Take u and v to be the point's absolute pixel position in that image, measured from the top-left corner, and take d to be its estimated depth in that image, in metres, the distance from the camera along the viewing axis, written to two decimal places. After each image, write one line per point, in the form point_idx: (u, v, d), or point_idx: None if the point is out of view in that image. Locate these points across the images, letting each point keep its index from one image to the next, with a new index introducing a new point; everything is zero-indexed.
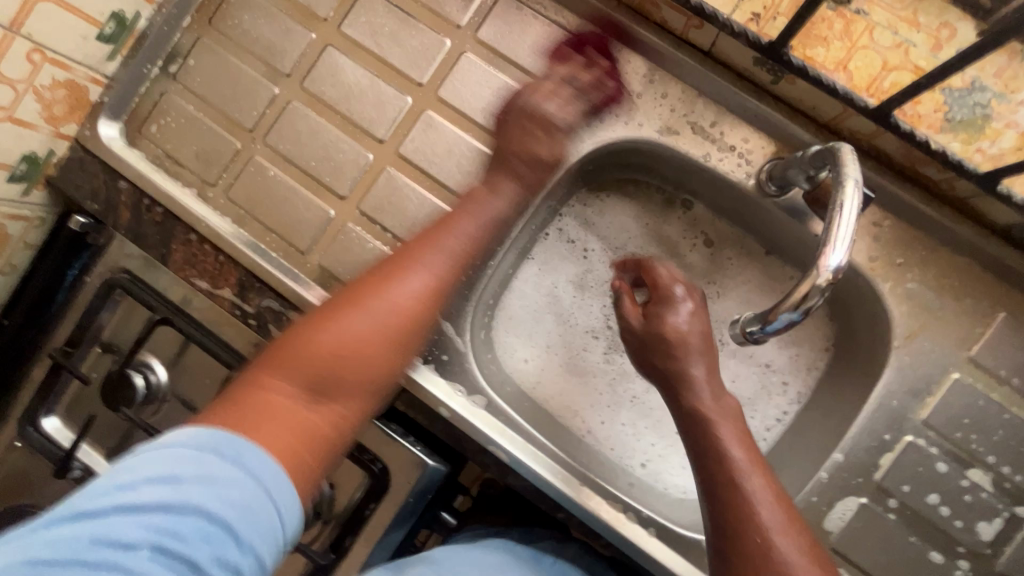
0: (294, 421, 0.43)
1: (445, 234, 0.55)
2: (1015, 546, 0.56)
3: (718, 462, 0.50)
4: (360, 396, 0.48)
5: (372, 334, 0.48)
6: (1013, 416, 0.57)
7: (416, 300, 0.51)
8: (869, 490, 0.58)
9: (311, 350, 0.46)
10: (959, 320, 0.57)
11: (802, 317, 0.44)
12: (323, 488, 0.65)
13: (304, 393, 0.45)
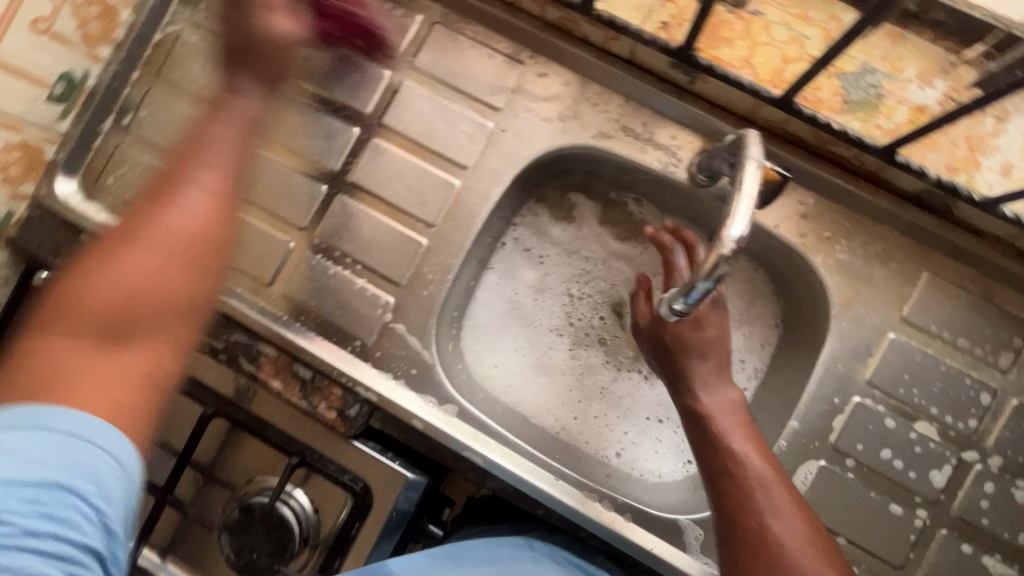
0: (86, 369, 0.38)
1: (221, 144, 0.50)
2: (965, 490, 0.60)
3: (743, 499, 0.52)
4: (170, 320, 0.43)
5: (161, 264, 0.43)
6: (947, 368, 0.61)
7: (198, 222, 0.46)
8: (827, 453, 0.61)
9: (87, 294, 0.41)
10: (890, 284, 0.61)
11: (716, 285, 0.47)
12: (309, 513, 0.66)
13: (99, 340, 0.40)
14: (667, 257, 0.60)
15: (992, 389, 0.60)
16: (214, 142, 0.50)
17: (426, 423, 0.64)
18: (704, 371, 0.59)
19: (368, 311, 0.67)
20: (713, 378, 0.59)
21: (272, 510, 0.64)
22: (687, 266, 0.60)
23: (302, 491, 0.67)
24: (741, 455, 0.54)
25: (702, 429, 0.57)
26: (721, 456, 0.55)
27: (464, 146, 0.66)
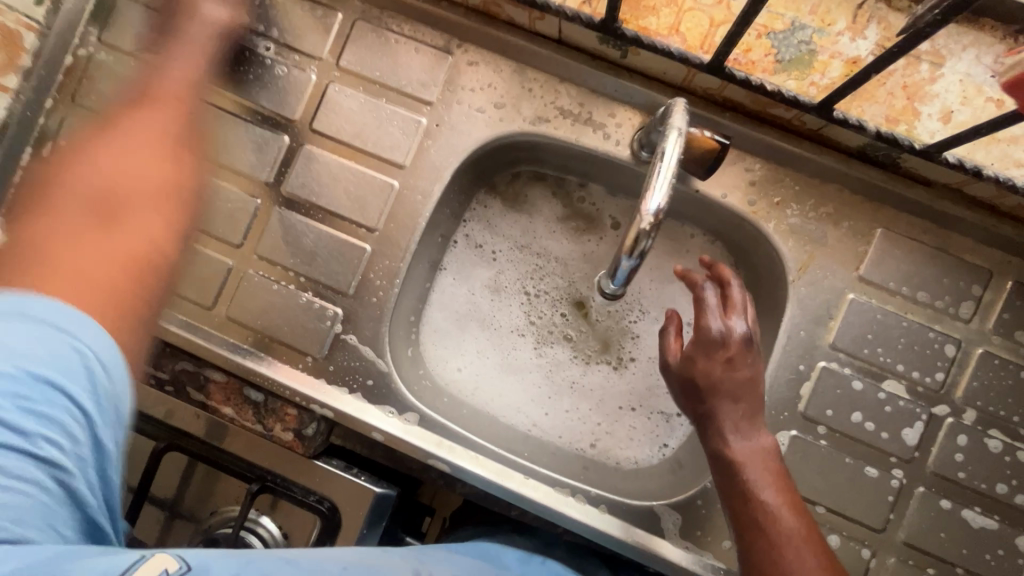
0: (58, 235, 0.47)
1: (125, 125, 0.58)
2: (938, 446, 0.59)
3: (774, 559, 0.50)
4: (153, 201, 0.54)
5: (85, 187, 0.52)
6: (910, 323, 0.59)
7: (157, 134, 0.58)
8: (798, 422, 0.60)
9: (81, 183, 0.53)
10: (845, 245, 0.60)
11: (640, 262, 0.50)
12: (279, 539, 0.62)
13: (93, 216, 0.50)
14: (698, 295, 0.56)
15: (956, 341, 0.59)
16: (167, 87, 0.61)
17: (385, 435, 0.61)
18: (732, 417, 0.56)
19: (316, 324, 0.64)
20: (745, 423, 0.56)
21: (239, 539, 0.60)
22: (721, 307, 0.56)
23: (271, 517, 0.62)
24: (772, 510, 0.52)
25: (732, 479, 0.54)
26: (754, 511, 0.52)
27: (400, 144, 0.64)
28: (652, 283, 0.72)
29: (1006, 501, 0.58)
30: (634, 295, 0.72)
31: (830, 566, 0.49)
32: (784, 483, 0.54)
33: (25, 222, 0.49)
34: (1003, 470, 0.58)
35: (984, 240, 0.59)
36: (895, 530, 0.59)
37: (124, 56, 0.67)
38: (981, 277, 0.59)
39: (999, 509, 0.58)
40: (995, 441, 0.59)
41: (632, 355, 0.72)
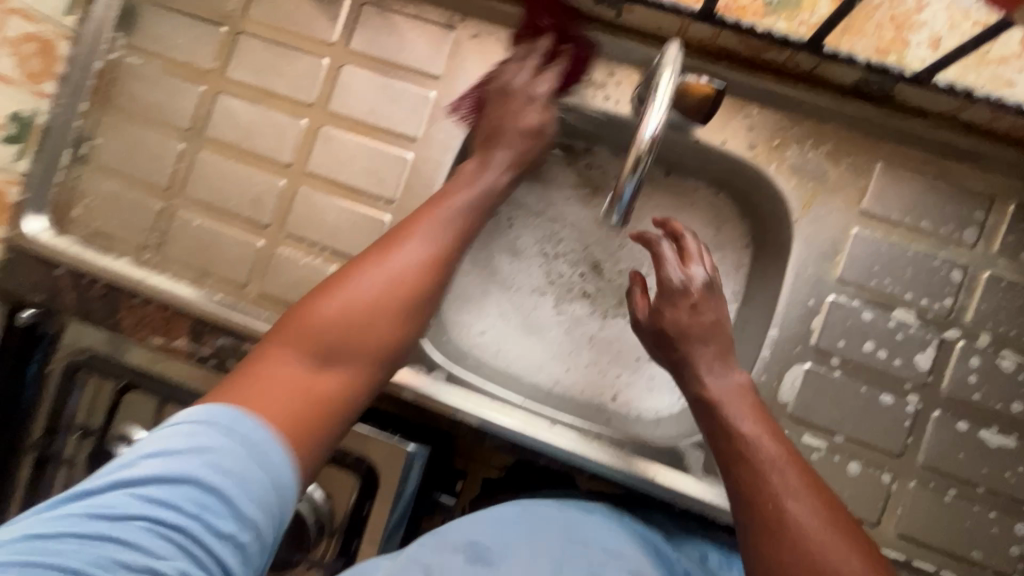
0: (286, 378, 0.51)
1: (440, 206, 0.60)
2: (951, 369, 0.60)
3: (759, 484, 0.51)
4: (356, 354, 0.54)
5: (352, 307, 0.55)
6: (915, 252, 0.61)
7: (410, 270, 0.57)
8: (811, 355, 0.62)
9: (311, 313, 0.54)
10: (846, 181, 0.62)
11: (641, 185, 0.51)
12: (321, 503, 0.67)
13: (315, 360, 0.53)
14: (657, 249, 0.61)
15: (961, 265, 0.61)
16: (451, 181, 0.62)
17: (416, 393, 0.65)
18: (706, 359, 0.60)
19: None
20: (719, 364, 0.59)
21: None
22: (678, 258, 0.62)
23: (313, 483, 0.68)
24: (751, 437, 0.54)
25: (713, 416, 0.57)
26: (737, 443, 0.54)
27: (411, 118, 0.67)
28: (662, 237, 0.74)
29: (1022, 418, 0.60)
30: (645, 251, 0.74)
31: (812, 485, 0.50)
32: (763, 416, 0.56)
33: (302, 299, 0.56)
34: (1018, 389, 0.60)
35: (984, 165, 0.60)
36: (913, 454, 0.60)
37: (150, 57, 0.72)
38: (982, 202, 0.60)
39: (1015, 426, 0.60)
40: (1008, 360, 0.60)
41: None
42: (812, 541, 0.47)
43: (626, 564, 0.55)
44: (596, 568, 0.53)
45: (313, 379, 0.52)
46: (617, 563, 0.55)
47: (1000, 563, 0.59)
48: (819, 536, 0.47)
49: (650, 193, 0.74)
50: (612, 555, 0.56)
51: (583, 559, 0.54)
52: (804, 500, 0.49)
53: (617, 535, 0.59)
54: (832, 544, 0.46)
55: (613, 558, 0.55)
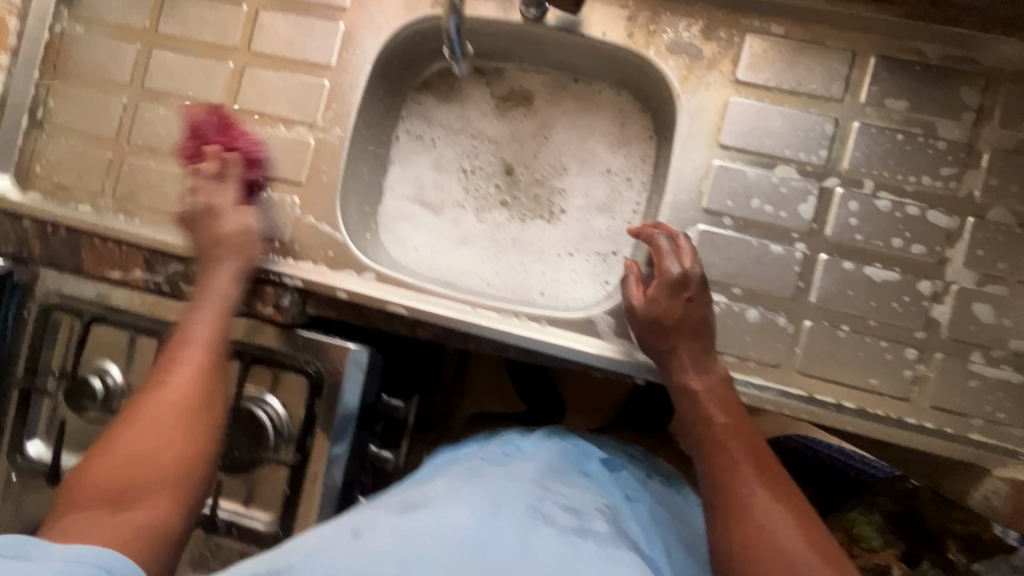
0: (88, 522, 0.50)
1: (180, 334, 0.64)
2: (832, 214, 0.65)
3: (731, 469, 0.58)
4: (162, 481, 0.55)
5: (119, 449, 0.55)
6: (789, 112, 0.66)
7: (182, 390, 0.60)
8: (703, 217, 0.67)
9: (102, 462, 0.55)
10: (719, 54, 0.67)
11: (459, 18, 0.62)
12: (281, 413, 0.73)
13: (108, 505, 0.52)
14: (654, 243, 0.64)
15: (832, 121, 0.66)
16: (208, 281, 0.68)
17: (349, 291, 0.71)
18: (692, 354, 0.64)
19: (276, 210, 0.73)
20: (703, 357, 0.64)
21: (248, 410, 0.72)
22: (674, 251, 0.64)
23: (278, 399, 0.73)
24: (727, 429, 0.60)
25: (695, 407, 0.63)
26: (712, 430, 0.61)
27: (326, 48, 0.74)
28: (573, 141, 0.79)
29: (905, 253, 0.64)
30: (556, 156, 0.80)
31: (774, 479, 0.57)
32: (734, 407, 0.62)
33: (91, 454, 0.56)
34: (897, 228, 0.64)
35: (842, 26, 0.65)
36: (806, 297, 0.65)
37: (91, 24, 0.79)
38: (845, 60, 0.65)
39: (899, 262, 0.64)
40: (885, 200, 0.65)
41: (563, 209, 0.80)
42: (767, 520, 0.53)
43: (564, 499, 0.62)
44: (537, 502, 0.60)
45: (119, 517, 0.51)
46: (556, 499, 0.61)
47: (897, 388, 0.63)
48: (768, 510, 0.54)
49: (558, 102, 0.80)
50: (549, 490, 0.63)
51: (526, 493, 0.60)
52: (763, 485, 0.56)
53: (554, 477, 0.66)
54: (778, 520, 0.53)
55: (549, 494, 0.62)
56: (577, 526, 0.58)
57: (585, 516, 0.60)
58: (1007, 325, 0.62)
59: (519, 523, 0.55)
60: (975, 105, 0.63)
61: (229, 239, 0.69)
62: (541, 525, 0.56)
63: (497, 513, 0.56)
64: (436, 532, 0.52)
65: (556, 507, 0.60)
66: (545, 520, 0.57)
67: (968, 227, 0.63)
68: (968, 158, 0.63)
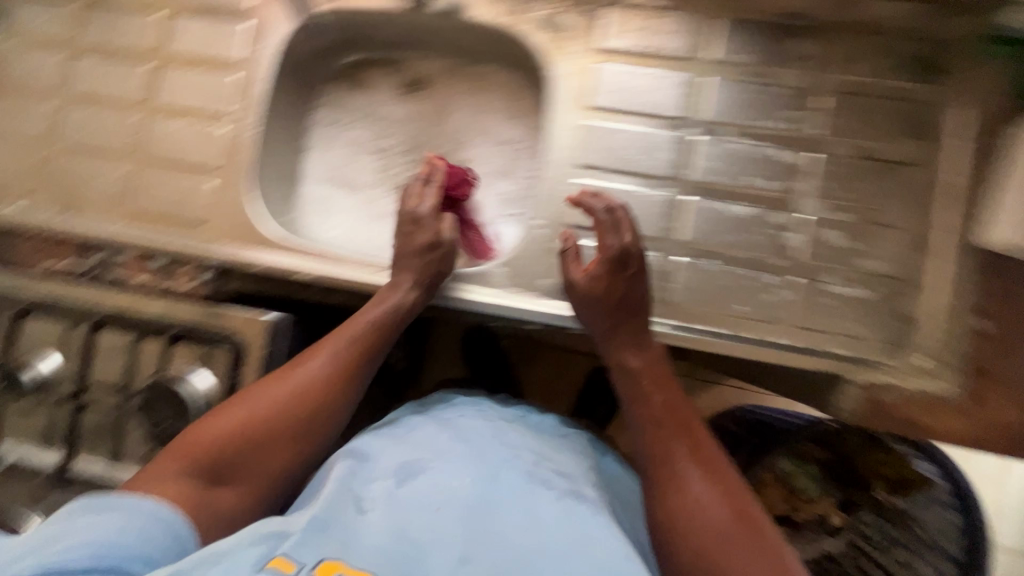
0: (184, 486, 0.59)
1: (338, 333, 0.69)
2: (694, 159, 0.72)
3: (663, 448, 0.61)
4: (256, 468, 0.62)
5: (270, 422, 0.63)
6: (648, 72, 0.74)
7: (308, 391, 0.65)
8: (581, 170, 0.74)
9: (214, 427, 0.63)
10: (583, 26, 0.75)
11: None
12: (205, 394, 0.75)
13: (210, 473, 0.60)
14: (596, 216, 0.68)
15: (687, 77, 0.73)
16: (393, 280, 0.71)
17: (266, 264, 0.76)
18: (631, 332, 0.67)
19: (195, 195, 0.79)
20: (642, 336, 0.67)
21: (172, 388, 0.74)
22: (614, 227, 0.68)
23: (208, 372, 0.76)
24: (660, 406, 0.64)
25: (631, 385, 0.66)
26: (647, 408, 0.64)
27: (235, 44, 0.81)
28: (472, 117, 0.88)
29: (760, 189, 0.71)
30: (455, 132, 0.88)
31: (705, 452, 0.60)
32: (668, 382, 0.66)
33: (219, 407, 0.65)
34: (752, 167, 0.71)
35: None
36: (674, 235, 0.72)
37: (18, 38, 0.85)
38: (693, 24, 0.74)
39: (755, 198, 0.71)
40: (738, 142, 0.72)
41: None
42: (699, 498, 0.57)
43: (554, 464, 0.63)
44: (530, 468, 0.60)
45: (206, 491, 0.60)
46: (546, 464, 0.63)
47: (763, 311, 0.69)
48: (696, 492, 0.57)
49: (456, 82, 0.88)
50: (543, 457, 0.64)
51: (517, 459, 0.61)
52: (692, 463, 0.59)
53: (544, 442, 0.67)
54: (705, 495, 0.57)
55: (542, 459, 0.63)
56: (570, 490, 0.59)
57: (572, 479, 0.62)
58: (853, 247, 0.69)
59: (517, 492, 0.56)
60: (808, 55, 0.71)
61: (410, 253, 0.71)
62: (537, 490, 0.57)
63: (497, 476, 0.58)
64: (438, 503, 0.54)
65: (549, 473, 0.61)
66: (539, 486, 0.58)
67: (812, 162, 0.70)
68: (807, 102, 0.71)
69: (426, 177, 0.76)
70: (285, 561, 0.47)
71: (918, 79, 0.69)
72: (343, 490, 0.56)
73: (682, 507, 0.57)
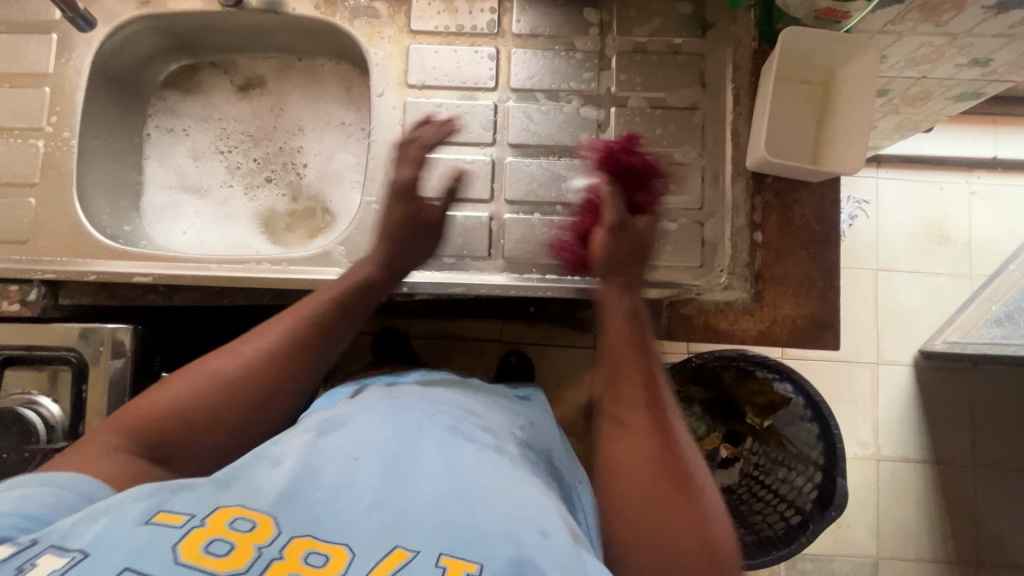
0: (111, 461, 0.49)
1: (297, 309, 0.63)
2: (512, 123, 0.78)
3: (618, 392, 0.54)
4: (207, 446, 0.54)
5: (236, 396, 0.56)
6: (457, 49, 0.79)
7: (275, 360, 0.59)
8: (407, 146, 0.78)
9: (154, 398, 0.54)
10: (392, 12, 0.80)
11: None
12: (55, 413, 0.73)
13: (148, 449, 0.52)
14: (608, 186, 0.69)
15: (493, 50, 0.79)
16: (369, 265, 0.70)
17: (100, 272, 0.74)
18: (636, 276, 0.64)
19: (12, 214, 0.76)
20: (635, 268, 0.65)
21: (13, 412, 0.71)
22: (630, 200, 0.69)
23: (51, 398, 0.74)
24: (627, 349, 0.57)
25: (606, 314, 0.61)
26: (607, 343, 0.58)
27: (43, 56, 0.79)
28: (307, 109, 0.91)
29: (573, 145, 0.77)
30: (294, 121, 0.91)
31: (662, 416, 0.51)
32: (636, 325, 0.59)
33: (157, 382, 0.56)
34: (563, 125, 0.77)
35: None
36: (501, 195, 0.76)
37: None
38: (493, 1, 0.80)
39: (568, 153, 0.77)
40: (547, 103, 0.78)
41: (305, 164, 0.90)
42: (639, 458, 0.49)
43: (481, 419, 0.61)
44: (457, 424, 0.57)
45: (145, 466, 0.51)
46: (471, 419, 0.60)
47: None
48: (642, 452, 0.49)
49: (288, 81, 0.91)
50: (469, 414, 0.61)
51: (444, 416, 0.58)
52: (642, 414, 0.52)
53: (472, 402, 0.65)
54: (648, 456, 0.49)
55: (469, 416, 0.61)
56: (495, 444, 0.57)
57: (499, 436, 0.60)
58: None
59: (440, 443, 0.53)
60: (596, 21, 0.79)
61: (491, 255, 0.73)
62: (461, 441, 0.54)
63: (421, 430, 0.54)
64: (355, 453, 0.49)
65: (475, 427, 0.58)
66: (465, 438, 0.55)
67: (612, 115, 0.77)
68: (601, 62, 0.78)
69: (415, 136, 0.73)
70: (171, 513, 0.40)
71: (689, 33, 0.78)
72: (249, 455, 0.48)
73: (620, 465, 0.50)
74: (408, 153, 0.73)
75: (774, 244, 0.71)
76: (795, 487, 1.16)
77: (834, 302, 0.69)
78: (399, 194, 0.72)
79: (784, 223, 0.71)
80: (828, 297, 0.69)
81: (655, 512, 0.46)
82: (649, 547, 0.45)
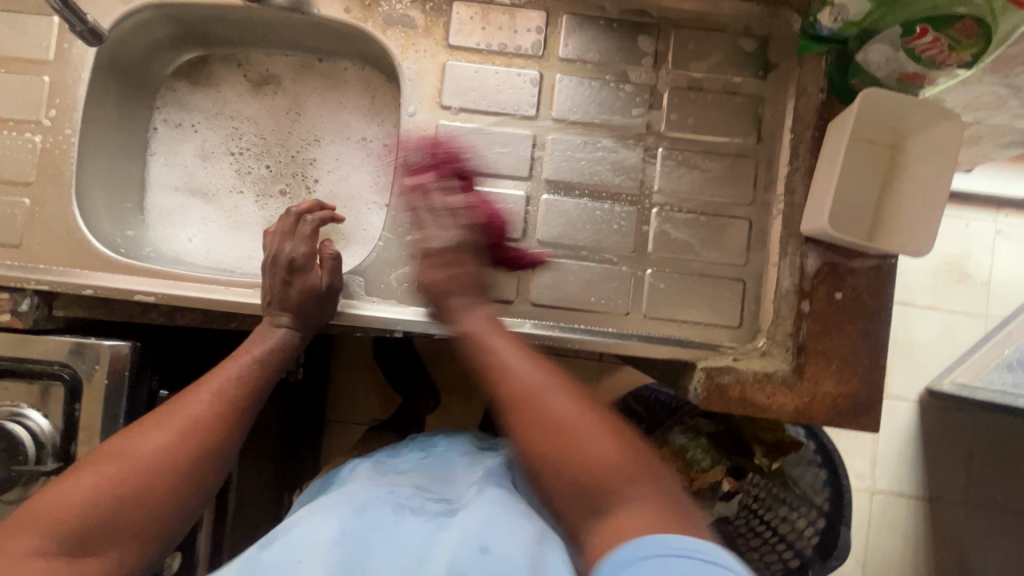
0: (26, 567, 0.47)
1: (219, 372, 0.65)
2: (550, 157, 0.72)
3: (516, 378, 0.58)
4: (146, 524, 0.54)
5: (154, 475, 0.56)
6: (498, 70, 0.73)
7: (204, 415, 0.61)
8: (437, 175, 0.72)
9: (65, 488, 0.53)
10: (430, 22, 0.73)
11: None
12: (45, 429, 0.67)
13: (72, 545, 0.50)
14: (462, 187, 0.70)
15: (537, 74, 0.73)
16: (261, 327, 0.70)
17: (98, 288, 0.69)
18: (466, 299, 0.66)
19: (4, 214, 0.70)
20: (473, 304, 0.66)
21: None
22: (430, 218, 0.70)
23: (40, 411, 0.67)
24: (507, 356, 0.60)
25: (467, 342, 0.63)
26: (479, 353, 0.61)
27: (44, 42, 0.72)
28: (328, 117, 0.86)
29: (615, 187, 0.72)
30: (310, 128, 0.86)
31: (566, 392, 0.57)
32: (496, 332, 0.63)
33: (47, 486, 0.53)
34: (605, 164, 0.72)
35: None
36: (534, 236, 0.71)
37: None
38: (540, 20, 0.73)
39: (608, 196, 0.72)
40: (592, 138, 0.72)
41: (316, 177, 0.85)
42: (563, 422, 0.54)
43: (433, 493, 0.58)
44: (404, 499, 0.55)
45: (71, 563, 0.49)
46: (428, 495, 0.57)
47: (618, 306, 0.71)
48: (570, 420, 0.54)
49: (309, 83, 0.86)
50: (422, 488, 0.58)
51: (391, 492, 0.55)
52: (555, 388, 0.57)
53: (425, 476, 0.61)
54: (572, 421, 0.54)
55: (419, 492, 0.57)
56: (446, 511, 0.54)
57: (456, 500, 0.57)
58: (698, 239, 0.71)
59: (389, 518, 0.51)
60: (651, 52, 0.72)
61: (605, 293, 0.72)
62: (405, 517, 0.51)
63: (367, 509, 0.52)
64: (300, 548, 0.46)
65: (427, 500, 0.56)
66: (413, 511, 0.53)
67: (659, 157, 0.72)
68: (653, 98, 0.72)
69: (302, 214, 0.72)
70: None
71: (750, 74, 0.72)
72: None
73: (548, 436, 0.54)
74: (299, 232, 0.71)
75: (820, 316, 0.67)
76: (795, 528, 1.12)
77: (875, 385, 0.66)
78: (290, 270, 0.69)
79: (834, 294, 0.67)
80: (869, 378, 0.66)
81: (608, 466, 0.52)
82: (605, 486, 0.51)
